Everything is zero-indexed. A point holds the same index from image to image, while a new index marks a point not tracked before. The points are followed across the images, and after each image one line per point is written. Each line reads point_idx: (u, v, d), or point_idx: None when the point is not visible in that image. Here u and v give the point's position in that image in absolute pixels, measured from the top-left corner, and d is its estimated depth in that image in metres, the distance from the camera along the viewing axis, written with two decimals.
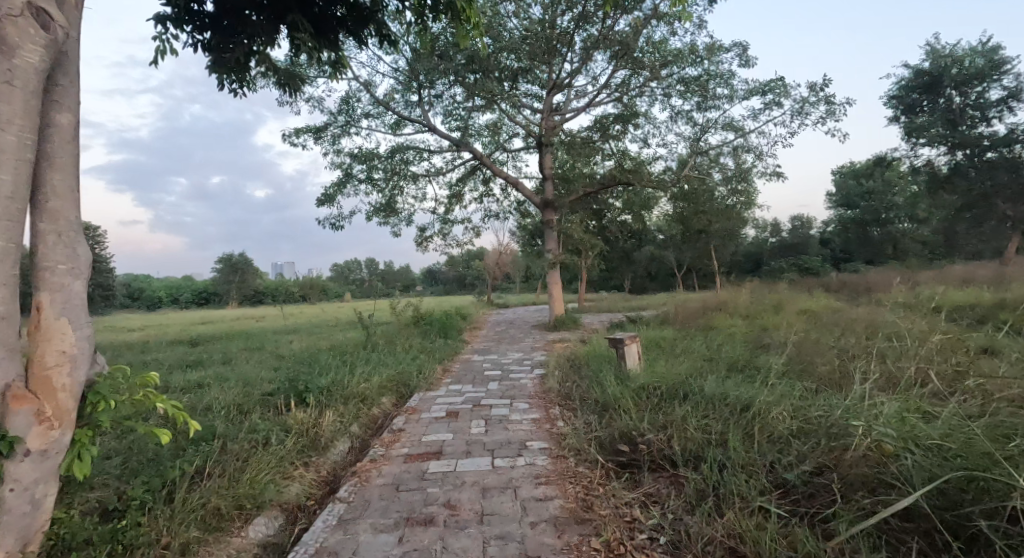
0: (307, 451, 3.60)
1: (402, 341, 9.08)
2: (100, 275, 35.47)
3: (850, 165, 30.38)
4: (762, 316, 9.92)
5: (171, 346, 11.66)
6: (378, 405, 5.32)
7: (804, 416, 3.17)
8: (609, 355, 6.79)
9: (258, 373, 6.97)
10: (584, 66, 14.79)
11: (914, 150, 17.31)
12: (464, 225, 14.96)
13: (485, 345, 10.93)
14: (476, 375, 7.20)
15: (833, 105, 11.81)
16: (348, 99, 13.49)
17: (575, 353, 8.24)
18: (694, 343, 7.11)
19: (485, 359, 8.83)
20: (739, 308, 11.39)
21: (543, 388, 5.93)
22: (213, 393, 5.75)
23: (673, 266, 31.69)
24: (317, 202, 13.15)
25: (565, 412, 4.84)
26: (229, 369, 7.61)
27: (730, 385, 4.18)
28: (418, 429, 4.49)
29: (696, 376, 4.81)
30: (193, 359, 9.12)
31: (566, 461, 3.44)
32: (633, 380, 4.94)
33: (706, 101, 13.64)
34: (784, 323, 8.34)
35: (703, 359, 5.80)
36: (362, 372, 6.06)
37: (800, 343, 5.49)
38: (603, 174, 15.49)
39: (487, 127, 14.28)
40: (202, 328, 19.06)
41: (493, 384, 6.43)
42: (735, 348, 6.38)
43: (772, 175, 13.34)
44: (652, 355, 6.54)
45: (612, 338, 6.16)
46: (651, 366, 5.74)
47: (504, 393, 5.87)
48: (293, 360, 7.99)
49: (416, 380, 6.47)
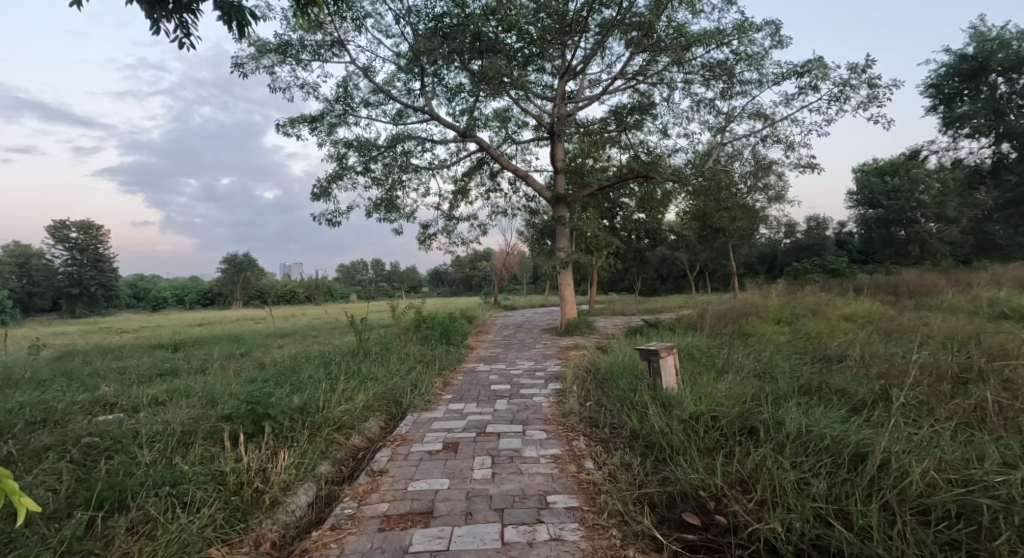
0: (240, 518, 2.61)
1: (398, 349, 8.07)
2: (102, 275, 34.96)
3: (873, 163, 29.08)
4: (801, 322, 8.87)
5: (150, 350, 10.72)
6: (359, 433, 4.31)
7: (966, 482, 2.16)
8: (636, 368, 5.76)
9: (228, 387, 5.99)
10: (599, 50, 13.81)
11: (953, 142, 16.18)
12: (470, 222, 14.00)
13: (492, 352, 9.92)
14: (481, 390, 6.18)
15: (876, 88, 10.71)
16: (345, 86, 12.56)
17: (595, 363, 7.21)
18: (735, 354, 6.08)
19: (492, 370, 7.79)
20: (771, 312, 10.34)
21: (562, 410, 4.90)
22: (162, 415, 4.76)
23: (688, 267, 30.60)
24: (313, 196, 12.23)
25: (594, 447, 3.81)
26: (200, 381, 6.65)
27: (822, 416, 3.16)
28: (405, 471, 3.47)
29: (766, 400, 3.79)
30: (167, 367, 8.17)
31: (605, 535, 2.41)
32: (682, 403, 3.91)
33: (732, 87, 12.65)
34: (836, 330, 7.29)
35: (758, 377, 4.78)
36: (343, 389, 5.05)
37: (881, 362, 4.44)
38: (618, 168, 14.40)
39: (496, 116, 13.31)
40: (195, 330, 18.13)
41: (502, 403, 5.40)
42: (791, 362, 5.35)
43: (802, 169, 12.31)
44: (689, 369, 5.52)
45: (644, 349, 5.12)
46: (696, 385, 4.70)
47: (516, 416, 4.85)
48: (273, 370, 7.01)
49: (409, 397, 5.45)
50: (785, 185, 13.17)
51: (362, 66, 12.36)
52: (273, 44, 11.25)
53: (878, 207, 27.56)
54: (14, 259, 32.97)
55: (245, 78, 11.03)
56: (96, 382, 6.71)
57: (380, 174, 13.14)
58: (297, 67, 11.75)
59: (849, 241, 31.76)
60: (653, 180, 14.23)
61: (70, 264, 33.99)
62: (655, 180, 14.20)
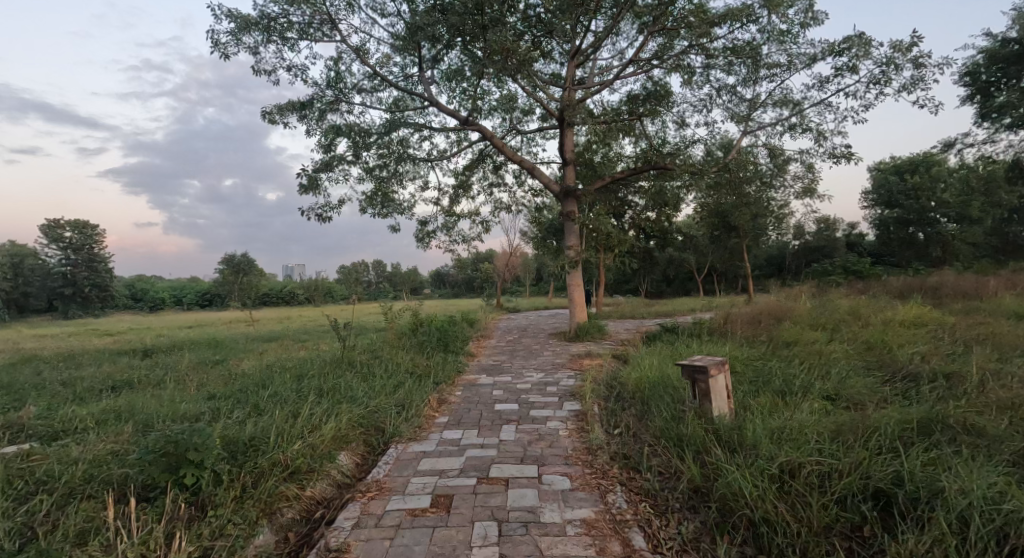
0: None
1: (387, 358, 6.98)
2: (97, 274, 34.00)
3: (891, 161, 27.87)
4: (846, 328, 7.81)
5: (117, 356, 9.69)
6: (322, 478, 3.24)
7: None
8: (675, 388, 4.70)
9: (179, 407, 4.95)
10: (611, 33, 12.81)
11: (991, 134, 15.10)
12: (472, 219, 12.98)
13: (495, 361, 8.83)
14: (482, 411, 5.10)
15: (922, 68, 9.69)
16: (336, 69, 11.53)
17: (619, 377, 6.17)
18: (791, 372, 5.02)
19: (495, 383, 6.69)
20: (807, 317, 9.27)
21: (587, 445, 3.82)
22: (74, 447, 3.71)
23: (697, 268, 29.53)
24: (300, 189, 11.18)
25: (640, 507, 2.76)
26: (151, 397, 5.60)
27: (996, 485, 2.14)
28: (375, 551, 2.42)
29: (879, 442, 2.78)
30: (123, 377, 7.13)
31: None
32: (764, 444, 2.87)
33: (757, 71, 11.65)
34: (899, 338, 6.24)
35: (837, 409, 3.77)
36: (307, 417, 4.00)
37: (1012, 390, 3.40)
38: (631, 161, 13.42)
39: (500, 104, 12.30)
40: (179, 333, 17.05)
41: (509, 433, 4.30)
42: (866, 384, 4.37)
43: (834, 160, 11.23)
44: (741, 392, 4.47)
45: (687, 366, 4.05)
46: (764, 416, 3.64)
47: (529, 452, 3.78)
48: (239, 385, 5.95)
49: (394, 424, 4.39)
50: (813, 178, 12.09)
51: (355, 47, 11.36)
52: (256, 18, 10.24)
53: (897, 207, 26.41)
54: (7, 258, 32.10)
55: (225, 57, 10.06)
56: (30, 399, 5.67)
57: (374, 165, 12.12)
58: (282, 46, 10.76)
59: (863, 242, 30.64)
60: (668, 173, 13.22)
61: (66, 263, 33.11)
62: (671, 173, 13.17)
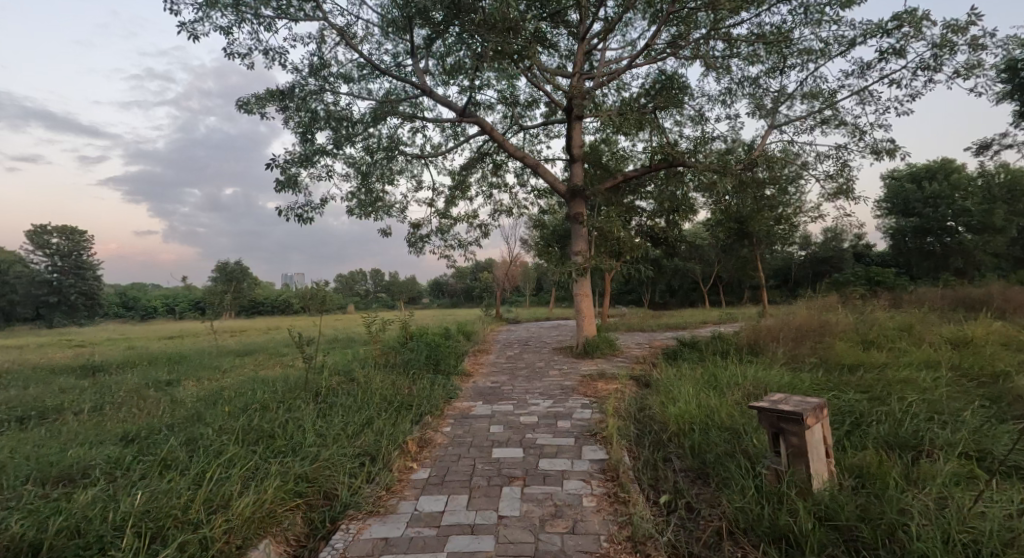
0: None
1: (363, 383, 5.68)
2: (84, 283, 32.75)
3: (906, 168, 26.56)
4: (912, 348, 6.52)
5: (59, 374, 8.40)
6: None
7: None
8: (739, 441, 3.37)
9: (67, 454, 3.64)
10: (622, 20, 11.72)
11: None
12: (470, 222, 11.76)
13: (494, 383, 7.53)
14: (476, 462, 3.79)
15: (978, 51, 8.56)
16: (319, 54, 10.32)
17: (650, 412, 4.85)
18: (889, 412, 3.73)
19: (493, 415, 5.36)
20: (854, 334, 7.98)
21: (633, 536, 2.51)
22: None
23: (703, 279, 28.27)
24: (276, 186, 9.95)
25: None
26: (47, 437, 4.29)
27: None
28: None
29: None
30: (36, 405, 5.78)
31: None
32: None
33: (786, 60, 10.52)
34: (1004, 364, 4.92)
35: (1007, 486, 2.51)
36: (213, 486, 2.74)
37: None
38: (644, 158, 12.23)
39: (502, 95, 11.13)
40: (153, 346, 15.67)
41: (513, 504, 3.00)
42: (1015, 437, 3.12)
43: (875, 156, 10.00)
44: (839, 446, 3.22)
45: (767, 411, 2.68)
46: (913, 496, 2.40)
47: (543, 545, 2.50)
48: (168, 419, 4.63)
49: (352, 489, 3.12)
50: (848, 178, 10.85)
51: (341, 30, 10.17)
52: None
53: (912, 215, 25.12)
54: None
55: (192, 38, 8.89)
56: None
57: (360, 160, 10.91)
58: (257, 25, 9.59)
59: (874, 253, 29.40)
60: (686, 171, 12.08)
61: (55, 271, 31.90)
62: (687, 172, 12.08)
